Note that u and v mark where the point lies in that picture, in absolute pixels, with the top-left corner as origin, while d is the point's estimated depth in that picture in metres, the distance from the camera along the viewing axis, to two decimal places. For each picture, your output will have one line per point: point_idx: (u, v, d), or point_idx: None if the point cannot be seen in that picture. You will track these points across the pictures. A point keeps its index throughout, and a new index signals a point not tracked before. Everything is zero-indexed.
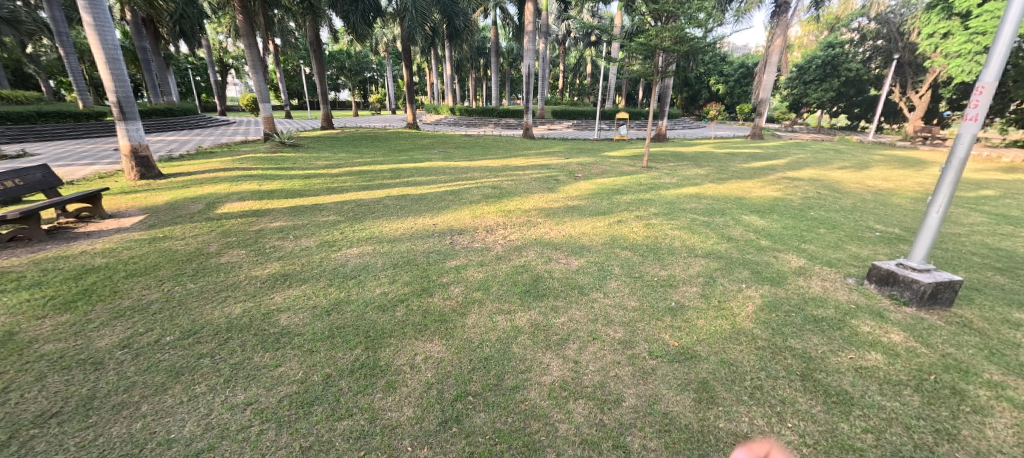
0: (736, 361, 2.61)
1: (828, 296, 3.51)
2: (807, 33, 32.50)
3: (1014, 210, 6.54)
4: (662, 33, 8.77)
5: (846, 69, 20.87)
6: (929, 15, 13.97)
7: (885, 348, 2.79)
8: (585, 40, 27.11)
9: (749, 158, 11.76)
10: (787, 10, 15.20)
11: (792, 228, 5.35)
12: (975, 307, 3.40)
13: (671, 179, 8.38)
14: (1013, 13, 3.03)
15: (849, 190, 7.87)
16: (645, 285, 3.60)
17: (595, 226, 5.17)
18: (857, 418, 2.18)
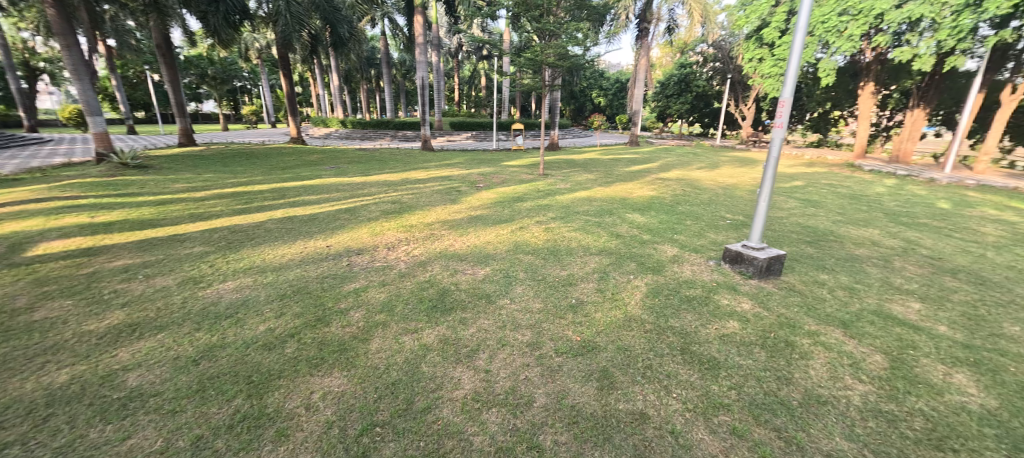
0: (630, 346, 2.86)
1: (696, 277, 4.07)
2: (665, 55, 38.60)
3: (817, 196, 8.36)
4: (546, 50, 9.39)
5: (696, 86, 24.67)
6: (748, 43, 17.27)
7: (740, 316, 3.33)
8: (478, 54, 27.71)
9: (629, 163, 13.14)
10: (647, 35, 17.43)
11: (667, 222, 6.11)
12: (798, 274, 4.25)
13: (565, 184, 8.96)
14: (797, 46, 3.92)
15: (706, 186, 9.26)
16: (548, 286, 3.77)
17: (498, 234, 5.28)
18: (724, 379, 2.55)
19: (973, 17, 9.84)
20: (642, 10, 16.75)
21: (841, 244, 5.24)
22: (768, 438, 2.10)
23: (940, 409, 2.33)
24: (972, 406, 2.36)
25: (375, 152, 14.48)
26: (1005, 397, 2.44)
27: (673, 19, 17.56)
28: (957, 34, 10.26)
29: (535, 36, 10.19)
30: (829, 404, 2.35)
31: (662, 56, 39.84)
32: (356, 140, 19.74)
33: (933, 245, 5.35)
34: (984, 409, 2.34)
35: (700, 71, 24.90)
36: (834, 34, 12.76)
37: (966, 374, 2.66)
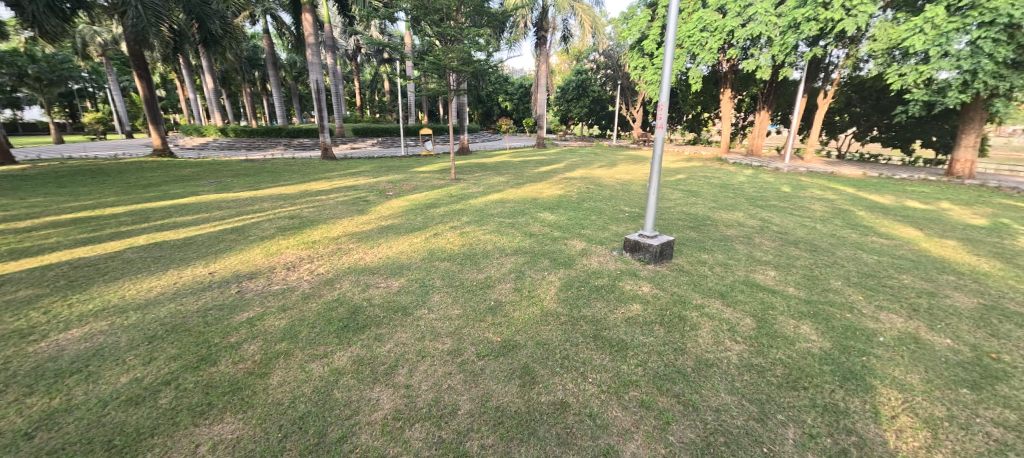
0: (548, 340, 2.98)
1: (603, 267, 4.39)
2: (563, 62, 41.03)
3: (697, 187, 9.56)
4: (448, 54, 9.32)
5: (592, 91, 26.57)
6: (632, 53, 19.14)
7: (641, 299, 3.66)
8: (378, 57, 26.57)
9: (537, 164, 13.66)
10: (545, 43, 18.29)
11: (574, 218, 6.48)
12: (685, 256, 4.81)
13: (478, 188, 9.01)
14: (669, 57, 4.43)
15: (607, 183, 10.03)
16: (466, 291, 3.76)
17: (412, 242, 5.12)
18: (632, 358, 2.78)
19: (795, 36, 12.15)
20: (538, 19, 17.56)
21: (716, 227, 6.05)
22: (670, 405, 2.34)
23: (794, 356, 2.82)
24: (815, 350, 2.90)
25: (266, 163, 13.06)
26: (836, 339, 3.04)
27: (567, 28, 18.68)
28: (785, 50, 12.58)
29: (437, 40, 9.97)
30: (716, 366, 2.70)
31: (560, 62, 42.30)
32: (241, 150, 17.54)
33: (781, 222, 6.46)
34: (823, 350, 2.89)
35: (594, 77, 26.87)
36: (699, 47, 14.78)
37: (810, 324, 3.26)
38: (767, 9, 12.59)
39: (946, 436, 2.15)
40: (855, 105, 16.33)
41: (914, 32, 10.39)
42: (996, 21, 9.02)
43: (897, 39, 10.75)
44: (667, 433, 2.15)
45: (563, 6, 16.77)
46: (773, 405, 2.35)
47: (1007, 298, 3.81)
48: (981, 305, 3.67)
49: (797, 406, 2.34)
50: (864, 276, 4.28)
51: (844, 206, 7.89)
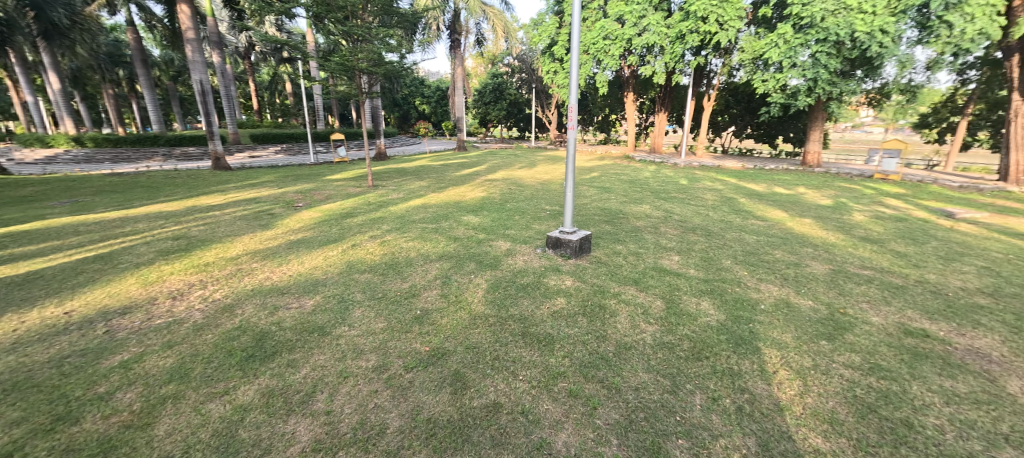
0: (478, 343, 2.96)
1: (528, 266, 4.48)
2: (478, 64, 41.28)
3: (610, 183, 10.21)
4: (357, 55, 8.82)
5: (509, 93, 27.09)
6: (544, 57, 19.87)
7: (565, 293, 3.80)
8: (276, 56, 24.35)
9: (459, 167, 13.56)
10: (459, 46, 18.20)
11: (498, 219, 6.53)
12: (603, 248, 5.10)
13: (398, 194, 8.69)
14: (576, 63, 4.64)
15: (528, 184, 10.28)
16: (389, 302, 3.59)
17: (327, 256, 4.76)
18: (559, 351, 2.87)
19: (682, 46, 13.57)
20: (451, 21, 17.44)
21: (627, 220, 6.52)
22: (596, 391, 2.46)
23: (697, 330, 3.13)
24: (714, 323, 3.26)
25: (141, 177, 11.25)
26: (730, 311, 3.44)
27: (480, 32, 18.80)
28: (675, 58, 13.98)
29: (343, 39, 9.41)
30: (633, 348, 2.90)
31: (476, 65, 42.51)
32: (104, 163, 14.79)
33: (682, 211, 7.16)
34: (719, 322, 3.26)
35: (510, 80, 27.42)
36: (603, 53, 15.82)
37: (710, 301, 3.65)
38: (658, 20, 13.90)
39: (813, 382, 2.55)
40: (733, 106, 18.73)
41: (772, 46, 12.16)
42: (828, 39, 10.91)
43: (760, 51, 12.50)
44: (594, 417, 2.25)
45: (474, 9, 16.83)
46: (683, 377, 2.59)
47: (850, 263, 4.64)
48: (832, 270, 4.42)
49: (702, 374, 2.60)
50: (748, 254, 4.91)
51: (731, 194, 8.98)
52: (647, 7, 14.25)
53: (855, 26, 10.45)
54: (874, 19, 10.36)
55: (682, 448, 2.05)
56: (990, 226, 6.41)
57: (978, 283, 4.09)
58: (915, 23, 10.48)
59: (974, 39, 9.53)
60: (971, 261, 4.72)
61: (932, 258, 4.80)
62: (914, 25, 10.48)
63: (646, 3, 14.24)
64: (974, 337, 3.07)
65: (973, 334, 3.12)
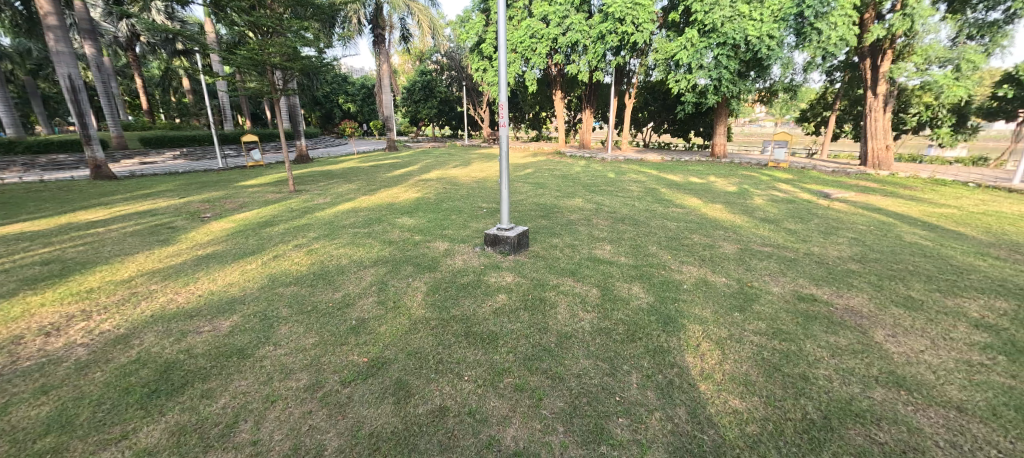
0: (420, 348, 2.87)
1: (467, 265, 4.45)
2: (405, 62, 39.96)
3: (543, 178, 10.45)
4: (267, 48, 8.04)
5: (439, 91, 26.53)
6: (472, 55, 19.78)
7: (505, 289, 3.82)
8: (168, 48, 21.55)
9: (389, 168, 13.04)
10: (383, 41, 17.44)
11: (434, 220, 6.40)
12: (540, 243, 5.20)
13: (324, 198, 8.16)
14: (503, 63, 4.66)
15: (463, 182, 10.19)
16: (322, 314, 3.36)
17: (245, 270, 4.32)
18: (503, 347, 2.88)
19: (603, 46, 14.26)
20: (372, 15, 16.67)
21: (562, 213, 6.71)
22: (541, 382, 2.50)
23: (630, 314, 3.32)
24: (644, 305, 3.48)
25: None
26: (658, 293, 3.70)
27: (405, 28, 18.21)
28: (597, 57, 14.65)
29: (250, 30, 8.60)
30: (574, 337, 2.99)
31: (403, 62, 41.09)
32: None
33: (611, 203, 7.53)
34: (649, 304, 3.49)
35: (439, 78, 26.84)
36: (530, 52, 16.11)
37: (640, 285, 3.89)
38: (580, 20, 14.50)
39: (730, 350, 2.81)
40: (650, 104, 20.10)
41: (681, 48, 13.15)
42: (727, 42, 12.10)
43: (671, 53, 13.48)
44: (540, 408, 2.29)
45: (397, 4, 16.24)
46: (620, 359, 2.72)
47: (754, 242, 5.19)
48: (740, 249, 4.91)
49: (636, 354, 2.76)
50: (670, 239, 5.31)
51: (654, 185, 9.61)
52: (570, 8, 14.79)
53: (748, 32, 11.69)
54: (763, 26, 11.67)
55: (622, 426, 2.15)
56: (857, 203, 7.55)
57: (849, 252, 4.80)
58: (792, 30, 11.91)
59: (838, 44, 11.12)
60: (845, 234, 5.52)
61: (816, 233, 5.54)
62: (792, 32, 11.95)
63: (568, 4, 14.77)
64: (849, 297, 3.59)
65: (849, 294, 3.65)
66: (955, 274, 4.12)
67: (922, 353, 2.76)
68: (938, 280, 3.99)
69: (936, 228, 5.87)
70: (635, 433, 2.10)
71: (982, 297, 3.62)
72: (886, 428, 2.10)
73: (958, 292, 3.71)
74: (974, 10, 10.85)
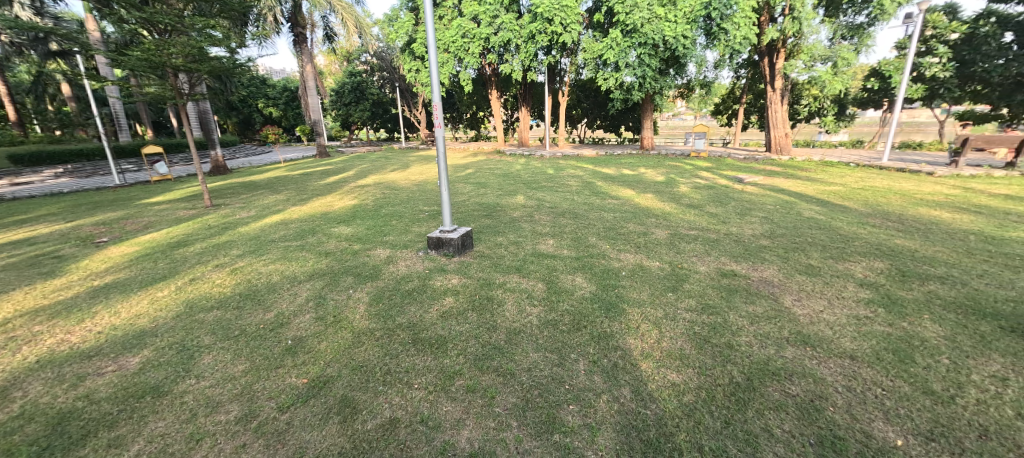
0: (364, 361, 2.75)
1: (411, 270, 4.34)
2: (332, 62, 37.92)
3: (484, 178, 10.46)
4: (166, 48, 7.23)
5: (371, 93, 25.50)
6: (404, 55, 19.26)
7: (452, 291, 3.78)
8: (41, 49, 18.65)
9: (321, 175, 12.36)
10: (305, 40, 16.44)
11: (374, 227, 6.17)
12: (485, 242, 5.21)
13: (248, 212, 7.56)
14: (434, 63, 4.59)
15: (402, 186, 9.92)
16: (252, 337, 3.11)
17: (155, 298, 3.87)
18: (453, 350, 2.85)
19: (534, 46, 14.57)
20: (289, 12, 15.61)
21: (505, 212, 6.76)
22: (492, 380, 2.51)
23: (575, 304, 3.44)
24: (587, 293, 3.62)
25: None
26: (599, 282, 3.86)
27: (328, 26, 17.32)
28: (529, 57, 14.92)
29: (143, 29, 7.69)
30: (522, 332, 3.04)
31: (329, 62, 38.95)
32: None
33: (551, 199, 7.72)
34: (592, 293, 3.64)
35: (370, 79, 25.81)
36: (463, 51, 15.98)
37: (582, 275, 4.04)
38: (510, 20, 14.70)
39: (666, 328, 3.01)
40: (583, 101, 20.89)
41: (608, 48, 13.73)
42: (648, 42, 12.87)
43: (598, 52, 14.05)
44: (492, 406, 2.30)
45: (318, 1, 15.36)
46: (567, 348, 2.81)
47: (682, 226, 5.59)
48: (670, 234, 5.26)
49: (582, 342, 2.87)
50: (608, 230, 5.57)
51: (591, 179, 10.00)
52: (499, 8, 14.91)
53: (666, 32, 12.53)
54: (678, 26, 12.55)
55: (573, 413, 2.22)
56: (766, 186, 8.41)
57: (761, 229, 5.34)
58: (703, 31, 12.98)
59: (743, 42, 12.24)
60: (757, 214, 6.12)
61: (733, 215, 6.09)
62: (703, 32, 13.00)
63: (497, 4, 14.88)
64: (763, 269, 4.00)
65: (762, 267, 4.06)
66: (842, 242, 4.75)
67: (822, 312, 3.15)
68: (831, 248, 4.56)
69: (828, 204, 6.71)
70: (584, 417, 2.18)
71: (864, 259, 4.20)
72: (797, 381, 2.37)
73: (847, 257, 4.28)
74: (845, 14, 12.48)
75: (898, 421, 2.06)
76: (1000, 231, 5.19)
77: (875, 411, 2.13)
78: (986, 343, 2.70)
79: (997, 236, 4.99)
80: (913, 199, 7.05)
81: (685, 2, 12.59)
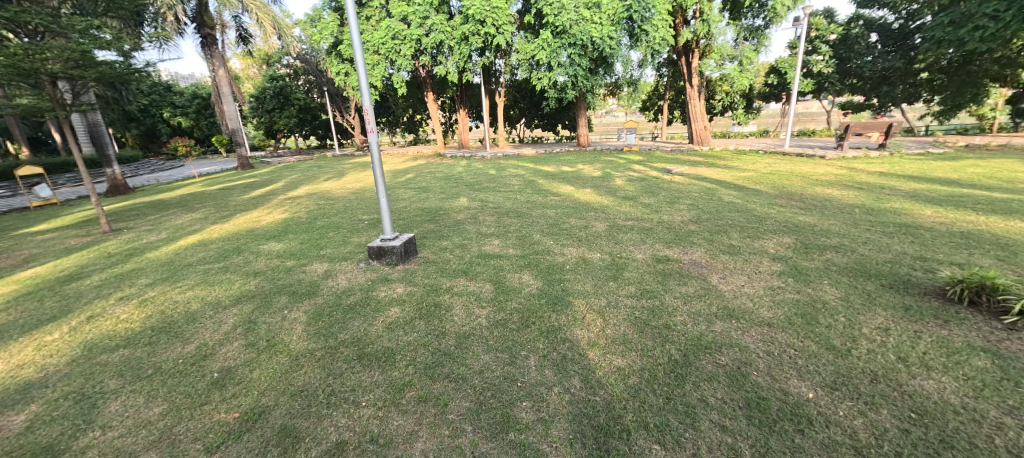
0: (305, 386, 2.58)
1: (352, 283, 4.14)
2: (249, 66, 35.06)
3: (425, 182, 10.26)
4: (40, 52, 6.28)
5: (296, 98, 23.97)
6: (330, 58, 18.34)
7: (397, 301, 3.66)
8: None
9: (245, 189, 11.42)
10: (215, 42, 15.09)
11: (308, 240, 5.81)
12: (429, 247, 5.10)
13: (158, 234, 6.79)
14: (362, 65, 4.41)
15: (337, 195, 9.45)
16: (169, 375, 2.79)
17: (43, 344, 3.34)
18: (401, 361, 2.76)
19: (468, 47, 14.53)
20: (194, 12, 14.23)
21: (448, 215, 6.68)
22: (444, 388, 2.46)
23: (523, 302, 3.47)
24: (534, 290, 3.68)
25: None
26: (546, 277, 3.94)
27: (241, 27, 16.04)
28: (464, 58, 14.83)
29: (8, 30, 6.62)
30: (472, 335, 3.02)
31: (245, 66, 35.98)
32: None
33: (494, 199, 7.75)
34: (539, 289, 3.70)
35: (294, 83, 24.27)
36: (394, 53, 15.54)
37: (528, 273, 4.10)
38: (441, 21, 14.52)
39: (610, 316, 3.13)
40: (519, 101, 21.22)
41: (539, 49, 14.00)
42: (577, 43, 13.33)
43: (531, 53, 14.30)
44: (446, 414, 2.25)
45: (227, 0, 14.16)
46: (517, 346, 2.83)
47: (620, 218, 5.85)
48: (609, 226, 5.49)
49: (532, 339, 2.90)
50: (551, 226, 5.69)
51: (532, 177, 10.16)
52: (429, 9, 14.69)
53: (593, 33, 13.06)
54: (603, 28, 13.15)
55: (526, 409, 2.24)
56: (692, 175, 9.05)
57: (689, 215, 5.74)
58: (626, 32, 13.70)
59: (662, 43, 13.09)
60: (685, 202, 6.57)
61: (664, 204, 6.49)
62: (626, 34, 13.71)
63: (426, 4, 14.64)
64: (692, 252, 4.30)
65: (692, 250, 4.37)
66: (756, 222, 5.24)
67: (744, 287, 3.45)
68: (748, 228, 5.01)
69: (744, 188, 7.38)
70: (538, 412, 2.21)
71: (775, 236, 4.66)
72: (727, 352, 2.57)
73: (762, 235, 4.73)
74: (746, 17, 13.82)
75: (810, 376, 2.31)
76: (879, 203, 6.00)
77: (790, 370, 2.37)
78: (875, 300, 3.11)
79: (878, 207, 5.78)
80: (812, 180, 7.96)
81: (609, 5, 13.23)
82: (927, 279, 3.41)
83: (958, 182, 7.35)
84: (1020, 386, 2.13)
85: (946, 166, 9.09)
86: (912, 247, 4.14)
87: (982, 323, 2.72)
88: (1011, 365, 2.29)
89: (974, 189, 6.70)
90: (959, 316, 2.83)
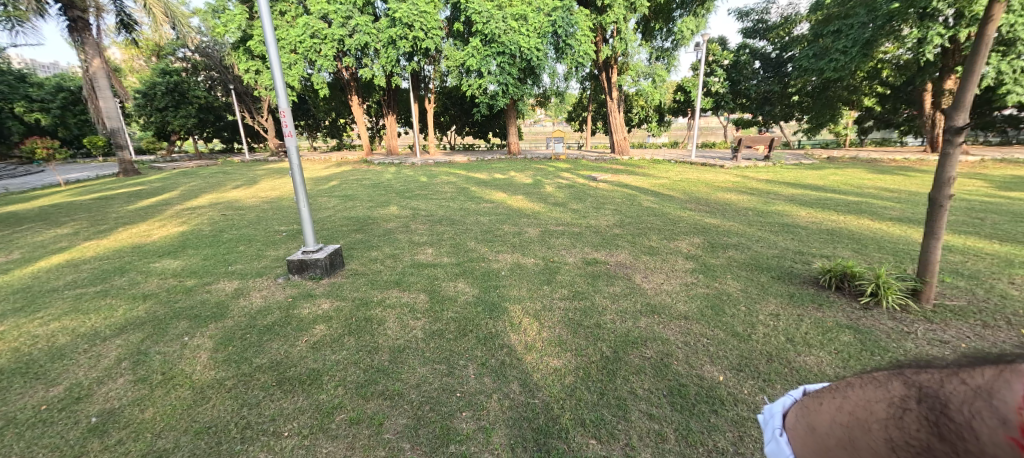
0: (213, 421, 2.31)
1: (269, 301, 3.81)
2: (133, 56, 30.80)
3: (351, 190, 9.76)
4: None
5: (195, 96, 21.43)
6: (236, 54, 16.80)
7: (323, 318, 3.43)
8: None
9: (130, 198, 9.95)
10: (88, 27, 13.01)
11: (213, 255, 5.23)
12: (356, 259, 4.86)
13: (11, 254, 5.66)
14: (277, 68, 4.11)
15: (247, 205, 8.62)
16: (27, 426, 2.33)
17: None
18: (329, 382, 2.59)
19: (395, 51, 14.08)
20: None
21: (377, 224, 6.43)
22: (379, 406, 2.36)
23: (459, 310, 3.45)
24: (471, 298, 3.67)
25: None
26: (481, 285, 3.95)
27: (123, 12, 14.04)
28: (391, 62, 14.37)
29: None
30: (407, 348, 2.94)
31: (128, 57, 31.49)
32: None
33: (426, 207, 7.62)
34: (475, 296, 3.70)
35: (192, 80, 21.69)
36: (314, 53, 14.69)
37: (464, 281, 4.07)
38: (365, 22, 13.99)
39: (544, 319, 3.23)
40: (450, 108, 21.29)
41: (469, 56, 14.12)
42: (506, 52, 13.67)
43: (460, 60, 14.34)
44: (382, 433, 2.15)
45: None
46: (454, 356, 2.81)
47: (551, 224, 6.06)
48: (541, 232, 5.66)
49: (469, 348, 2.90)
50: (485, 233, 5.72)
51: (464, 185, 10.15)
52: (352, 9, 14.09)
53: (521, 44, 13.44)
54: (532, 40, 13.58)
55: (466, 419, 2.22)
56: (615, 182, 9.69)
57: (613, 220, 6.13)
58: (553, 46, 14.21)
59: (585, 57, 13.81)
60: (609, 207, 7.00)
61: (591, 209, 6.85)
62: (552, 47, 14.26)
63: (349, 4, 14.05)
64: (618, 255, 4.59)
65: (616, 253, 4.66)
66: (671, 225, 5.77)
67: (662, 284, 3.77)
68: (664, 230, 5.48)
69: (659, 194, 8.08)
70: (478, 421, 2.21)
71: (686, 237, 5.16)
72: (651, 346, 2.78)
73: (676, 236, 5.20)
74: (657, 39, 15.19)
75: (720, 361, 2.59)
76: (766, 206, 6.93)
77: (704, 357, 2.64)
78: (766, 290, 3.58)
79: (767, 210, 6.64)
80: (715, 187, 8.92)
81: (534, 18, 13.71)
82: (804, 270, 4.00)
83: (825, 188, 8.73)
84: (875, 355, 2.58)
85: (816, 174, 10.74)
86: (793, 243, 4.81)
87: (846, 304, 3.26)
88: (868, 338, 2.77)
89: (837, 194, 7.97)
90: (829, 299, 3.36)
